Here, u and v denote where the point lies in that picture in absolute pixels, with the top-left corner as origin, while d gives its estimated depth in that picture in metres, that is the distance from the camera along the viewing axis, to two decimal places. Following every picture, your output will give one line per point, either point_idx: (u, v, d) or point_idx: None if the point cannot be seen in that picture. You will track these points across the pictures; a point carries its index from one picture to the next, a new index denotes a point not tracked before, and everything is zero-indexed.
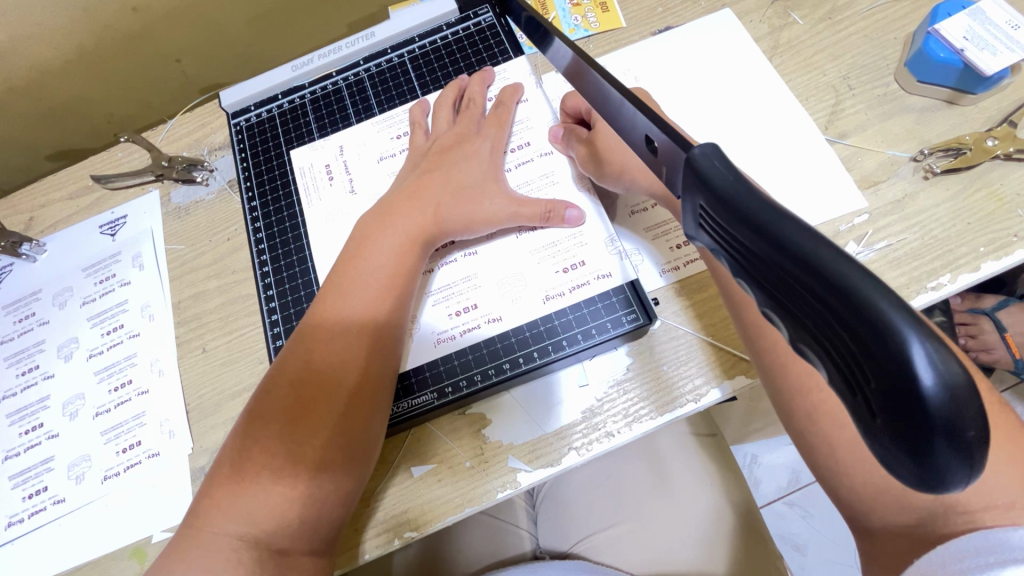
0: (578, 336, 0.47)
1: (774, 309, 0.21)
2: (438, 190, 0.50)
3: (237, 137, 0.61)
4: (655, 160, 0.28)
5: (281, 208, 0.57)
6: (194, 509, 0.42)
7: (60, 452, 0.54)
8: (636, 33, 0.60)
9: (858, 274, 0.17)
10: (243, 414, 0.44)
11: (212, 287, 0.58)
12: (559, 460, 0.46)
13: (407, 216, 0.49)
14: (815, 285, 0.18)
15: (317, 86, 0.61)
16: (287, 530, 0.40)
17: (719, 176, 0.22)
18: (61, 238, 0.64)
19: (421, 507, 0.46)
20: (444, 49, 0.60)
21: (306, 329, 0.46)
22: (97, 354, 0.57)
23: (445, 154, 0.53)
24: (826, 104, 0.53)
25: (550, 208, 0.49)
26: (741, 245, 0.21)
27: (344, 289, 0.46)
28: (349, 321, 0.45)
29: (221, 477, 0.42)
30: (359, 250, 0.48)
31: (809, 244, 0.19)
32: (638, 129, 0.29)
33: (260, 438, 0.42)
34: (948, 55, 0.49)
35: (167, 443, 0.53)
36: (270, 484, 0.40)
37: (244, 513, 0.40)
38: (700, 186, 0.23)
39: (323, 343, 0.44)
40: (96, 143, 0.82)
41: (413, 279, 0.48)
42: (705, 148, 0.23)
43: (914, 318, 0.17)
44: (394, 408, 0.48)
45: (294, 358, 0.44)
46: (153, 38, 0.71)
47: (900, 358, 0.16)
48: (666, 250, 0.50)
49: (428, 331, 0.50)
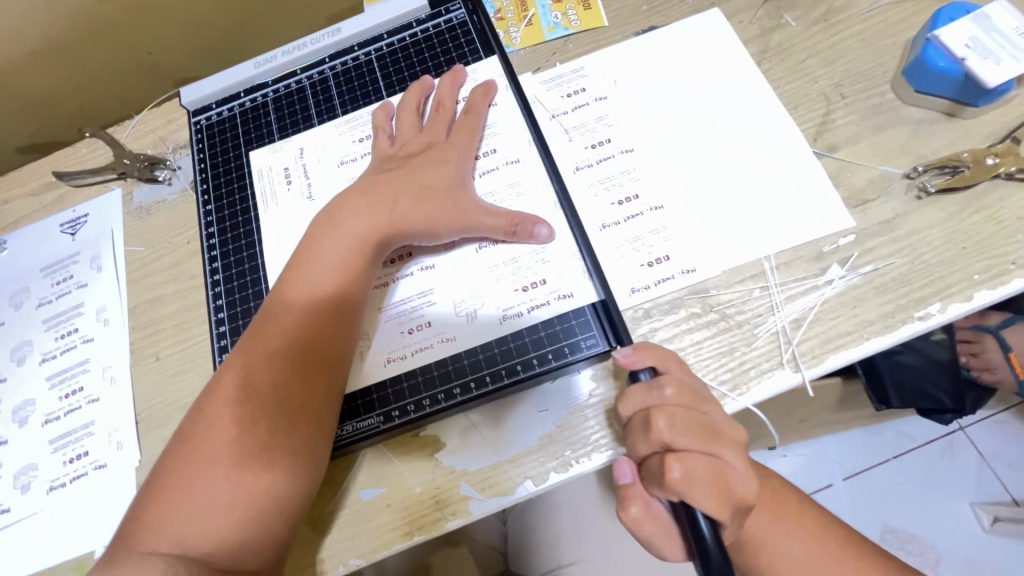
0: (534, 360, 0.45)
1: None
2: (397, 188, 0.47)
3: (197, 135, 0.58)
4: None
5: (237, 213, 0.54)
6: (123, 532, 0.39)
7: (7, 460, 0.52)
8: (617, 33, 0.56)
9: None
10: (180, 429, 0.42)
11: (168, 292, 0.56)
12: (513, 490, 0.43)
13: (360, 215, 0.46)
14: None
15: (280, 84, 0.58)
16: (230, 549, 0.38)
17: None
18: (20, 237, 0.62)
19: (368, 533, 0.44)
20: (413, 47, 0.57)
21: (254, 330, 0.44)
22: (50, 358, 0.56)
23: (408, 159, 0.49)
24: (816, 114, 0.50)
25: (516, 223, 0.46)
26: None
27: (291, 296, 0.44)
28: (297, 322, 0.43)
29: (155, 487, 0.39)
30: (307, 254, 0.45)
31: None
32: None
33: (198, 454, 0.40)
34: (947, 65, 0.45)
35: (114, 455, 0.51)
36: (210, 503, 0.38)
37: (179, 536, 0.37)
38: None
39: (265, 352, 0.42)
40: (69, 136, 0.79)
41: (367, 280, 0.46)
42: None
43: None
44: (338, 430, 0.46)
45: (239, 360, 0.42)
46: (121, 30, 0.69)
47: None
48: (636, 269, 0.47)
49: (379, 349, 0.47)
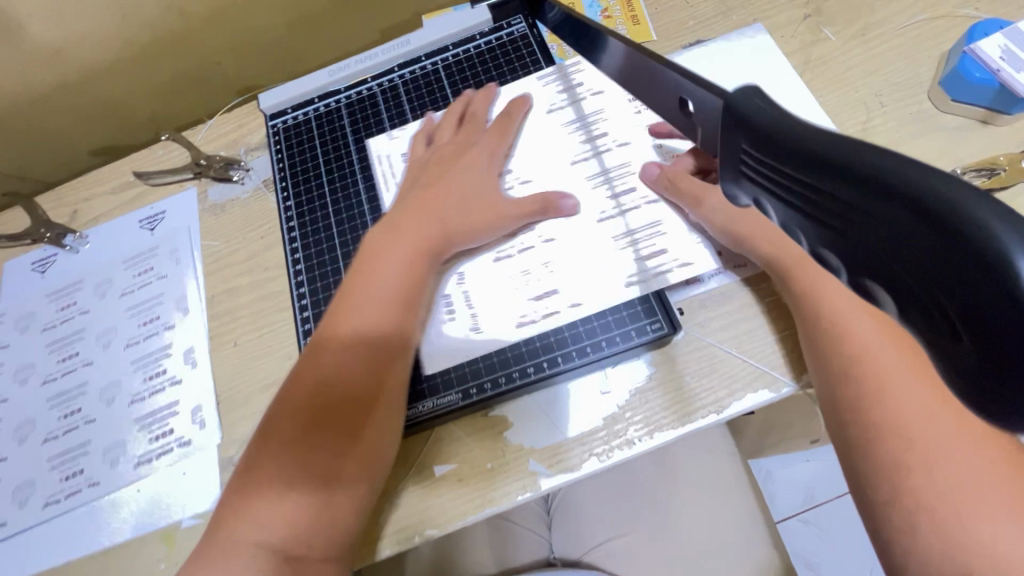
0: (603, 343, 0.48)
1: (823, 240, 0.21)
2: (441, 204, 0.51)
3: (274, 138, 0.63)
4: (690, 122, 0.28)
5: (315, 209, 0.58)
6: (217, 515, 0.43)
7: (97, 436, 0.56)
8: (666, 46, 0.60)
9: (925, 176, 0.17)
10: (262, 419, 0.46)
11: (245, 283, 0.60)
12: (579, 465, 0.46)
13: (412, 233, 0.50)
14: (877, 198, 0.18)
15: (352, 91, 0.62)
16: (302, 540, 0.41)
17: (761, 115, 0.23)
18: (102, 231, 0.67)
19: (443, 505, 0.47)
20: (477, 57, 0.61)
21: (318, 344, 0.46)
22: (134, 343, 0.60)
23: (446, 167, 0.54)
24: (858, 121, 0.53)
25: (545, 206, 0.51)
26: (788, 171, 0.22)
27: (351, 301, 0.47)
28: (357, 339, 0.46)
29: (227, 498, 0.43)
30: (365, 264, 0.49)
31: (868, 154, 0.19)
32: (670, 88, 0.29)
33: (268, 456, 0.43)
34: (984, 75, 0.49)
35: (198, 432, 0.54)
36: (282, 493, 0.42)
37: (255, 522, 0.41)
38: (744, 129, 0.23)
39: (336, 355, 0.45)
40: (135, 140, 0.84)
41: (420, 289, 0.48)
42: (746, 88, 0.24)
43: (997, 206, 0.16)
44: (420, 405, 0.49)
45: (305, 374, 0.45)
46: (196, 41, 0.74)
47: (984, 241, 0.16)
48: (630, 260, 0.50)
49: (464, 330, 0.51)
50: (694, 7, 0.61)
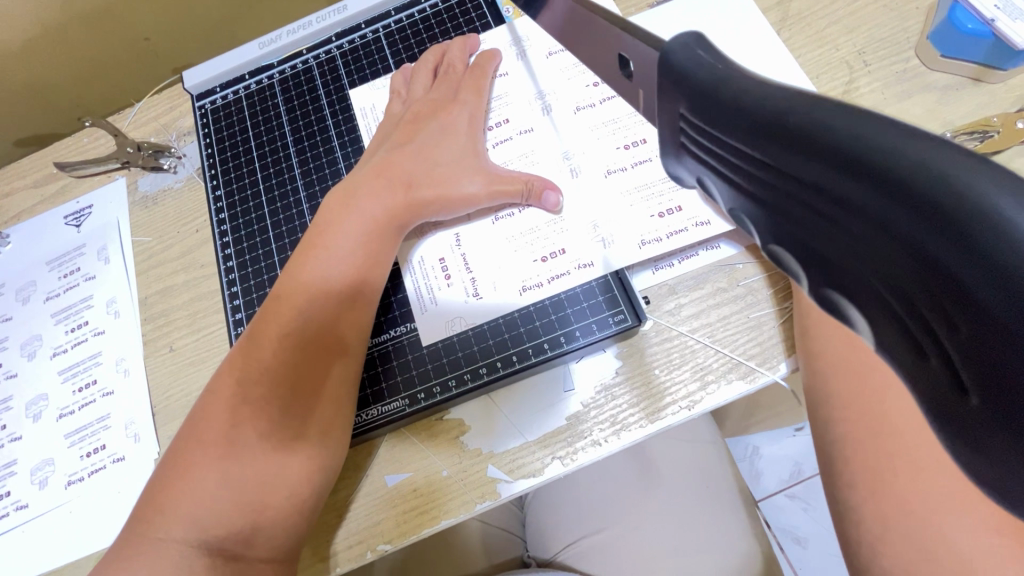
0: (561, 338, 0.44)
1: (771, 215, 0.19)
2: (406, 168, 0.46)
3: (202, 120, 0.57)
4: (629, 84, 0.24)
5: (247, 198, 0.53)
6: (148, 491, 0.39)
7: (23, 455, 0.52)
8: (631, 5, 0.55)
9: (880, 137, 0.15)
10: (210, 388, 0.41)
11: (180, 281, 0.55)
12: (541, 470, 0.42)
13: (373, 197, 0.45)
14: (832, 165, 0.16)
15: (286, 65, 0.56)
16: (241, 531, 0.37)
17: (699, 69, 0.20)
18: (24, 230, 0.61)
19: (395, 518, 0.43)
20: (422, 23, 0.55)
21: (267, 313, 0.42)
22: (61, 352, 0.55)
23: (419, 127, 0.48)
24: (839, 82, 0.48)
25: (529, 185, 0.45)
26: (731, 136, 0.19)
27: (305, 266, 0.43)
28: (311, 307, 0.41)
29: (158, 485, 0.38)
30: (324, 229, 0.44)
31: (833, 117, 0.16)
32: (609, 47, 0.25)
33: (206, 439, 0.38)
34: (976, 27, 0.44)
35: (132, 447, 0.50)
36: (226, 475, 0.37)
37: (191, 512, 0.37)
38: (683, 89, 0.20)
39: (291, 323, 0.41)
40: (61, 127, 0.77)
41: (380, 255, 0.44)
42: (685, 40, 0.21)
43: (971, 164, 0.14)
44: (364, 415, 0.45)
45: (252, 347, 0.41)
46: (120, 15, 0.67)
47: (962, 209, 0.13)
48: (645, 221, 0.45)
49: (436, 317, 0.46)
50: None
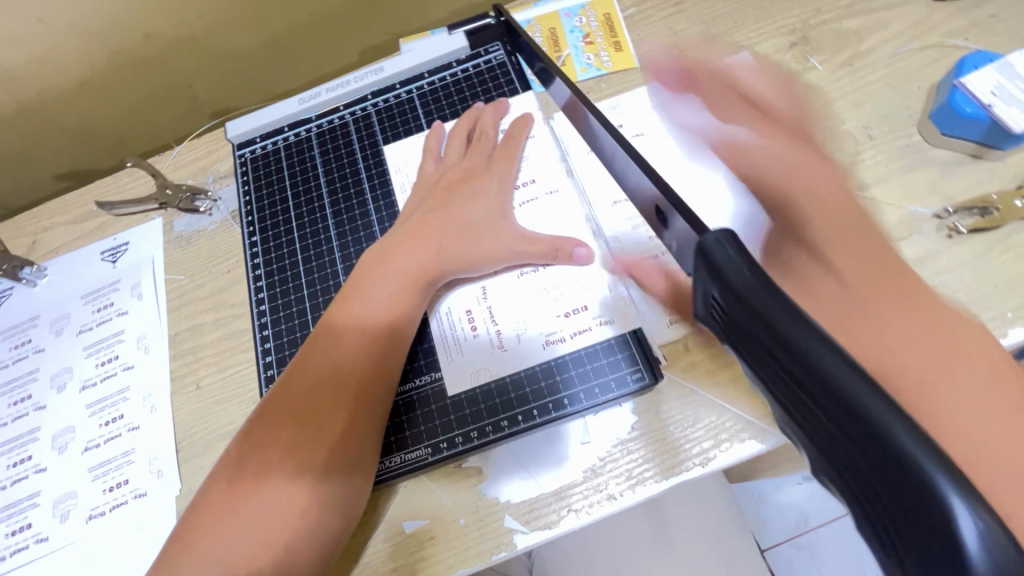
0: (581, 394, 0.46)
1: (787, 421, 0.20)
2: (440, 231, 0.49)
3: (242, 168, 0.60)
4: (664, 228, 0.27)
5: (282, 244, 0.56)
6: (180, 525, 0.40)
7: (47, 487, 0.53)
8: (650, 74, 0.58)
9: (883, 408, 0.16)
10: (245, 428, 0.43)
11: (209, 320, 0.57)
12: (558, 522, 0.43)
13: (408, 252, 0.48)
14: (841, 414, 0.17)
15: (324, 120, 0.60)
16: (266, 571, 0.38)
17: (733, 268, 0.21)
18: (61, 264, 0.63)
19: (411, 566, 0.44)
20: (454, 86, 0.59)
21: (303, 360, 0.44)
22: (90, 386, 0.56)
23: (452, 190, 0.51)
24: (846, 154, 0.51)
25: (556, 246, 0.48)
26: (751, 347, 0.20)
27: (343, 318, 0.45)
28: (343, 361, 0.43)
29: (192, 519, 0.40)
30: (362, 282, 0.47)
31: (851, 383, 0.17)
32: (647, 194, 0.28)
33: (239, 478, 0.40)
34: (974, 110, 0.47)
35: (155, 483, 0.51)
36: (259, 516, 0.39)
37: (217, 556, 0.38)
38: (714, 275, 0.21)
39: (325, 372, 0.43)
40: (105, 164, 0.81)
41: (412, 306, 0.46)
42: (719, 235, 0.22)
43: (950, 465, 0.16)
44: (387, 462, 0.46)
45: (286, 392, 0.43)
46: (166, 65, 0.71)
47: (941, 519, 0.15)
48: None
49: (462, 367, 0.48)
50: (679, 34, 0.59)
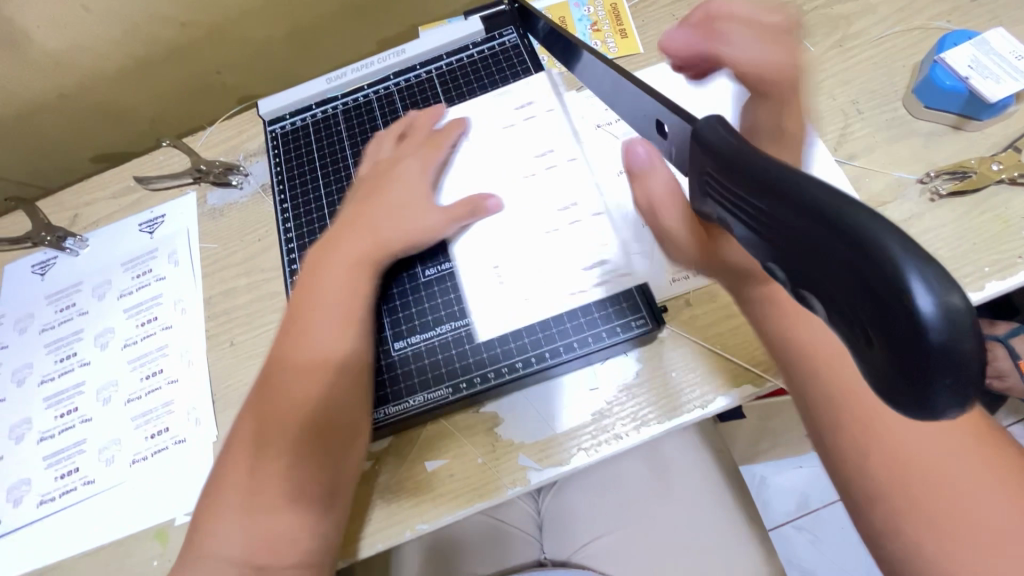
0: (589, 339, 0.49)
1: (772, 258, 0.25)
2: (384, 225, 0.53)
3: (273, 143, 0.64)
4: None
5: (312, 212, 0.60)
6: (195, 524, 0.45)
7: (92, 435, 0.57)
8: (652, 57, 0.63)
9: (834, 201, 0.21)
10: (232, 442, 0.47)
11: (242, 284, 0.61)
12: (568, 459, 0.47)
13: (353, 257, 0.51)
14: (808, 220, 0.21)
15: (349, 98, 0.64)
16: (270, 549, 0.43)
17: (723, 141, 0.27)
18: (102, 234, 0.68)
19: (431, 499, 0.48)
20: (470, 66, 0.63)
21: (266, 377, 0.48)
22: (132, 344, 0.61)
23: (394, 180, 0.55)
24: (836, 127, 0.55)
25: (552, 181, 0.53)
26: (747, 197, 0.25)
27: (296, 332, 0.49)
28: (299, 372, 0.47)
29: (204, 519, 0.45)
30: (310, 293, 0.50)
31: (810, 189, 0.22)
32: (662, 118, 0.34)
33: (238, 481, 0.45)
34: (954, 83, 0.51)
35: (193, 430, 0.55)
36: (250, 508, 0.43)
37: (235, 543, 0.43)
38: (711, 150, 0.28)
39: (291, 385, 0.46)
40: (138, 148, 0.86)
41: (359, 311, 0.49)
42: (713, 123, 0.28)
43: (904, 236, 0.19)
44: (410, 400, 0.50)
45: (252, 411, 0.47)
46: (199, 52, 0.76)
47: (897, 288, 0.18)
48: (669, 257, 0.51)
49: (481, 316, 0.52)
50: (680, 20, 0.63)
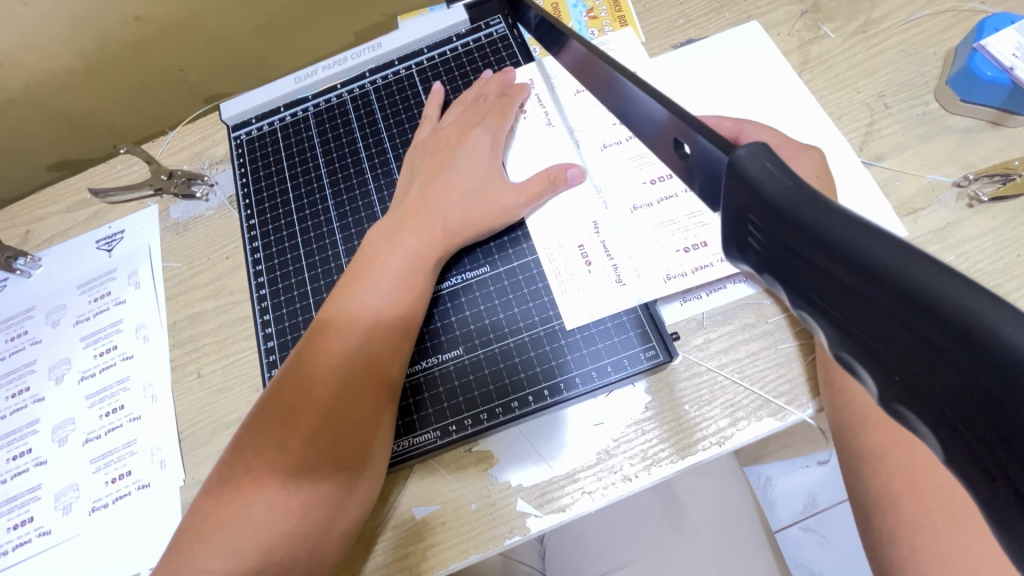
0: (593, 373, 0.44)
1: (851, 357, 0.18)
2: (443, 202, 0.47)
3: (238, 151, 0.59)
4: (686, 166, 0.26)
5: (281, 228, 0.54)
6: (187, 521, 0.39)
7: (48, 480, 0.52)
8: (657, 46, 0.56)
9: (998, 320, 0.13)
10: (249, 420, 0.41)
11: (209, 308, 0.56)
12: (572, 505, 0.42)
13: (417, 232, 0.46)
14: (947, 346, 0.14)
15: (320, 99, 0.58)
16: (284, 551, 0.37)
17: (774, 183, 0.18)
18: (56, 254, 0.62)
19: (422, 552, 0.43)
20: (454, 61, 0.57)
21: (302, 351, 0.42)
22: (89, 376, 0.55)
23: (450, 154, 0.50)
24: (861, 123, 0.50)
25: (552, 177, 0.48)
26: (813, 278, 0.18)
27: (342, 304, 0.44)
28: (347, 348, 0.42)
29: (192, 519, 0.39)
30: (367, 262, 0.45)
31: (939, 284, 0.14)
32: (667, 128, 0.27)
33: (246, 470, 0.39)
34: (995, 74, 0.46)
35: (157, 474, 0.50)
36: (270, 502, 0.37)
37: (224, 557, 0.36)
38: (750, 192, 0.19)
39: (331, 364, 0.41)
40: (98, 153, 0.80)
41: (413, 293, 0.45)
42: (752, 148, 0.19)
43: None
44: (394, 446, 0.45)
45: (286, 385, 0.41)
46: (158, 49, 0.69)
47: None
48: (670, 259, 0.46)
49: (470, 349, 0.47)
50: (686, 5, 0.57)
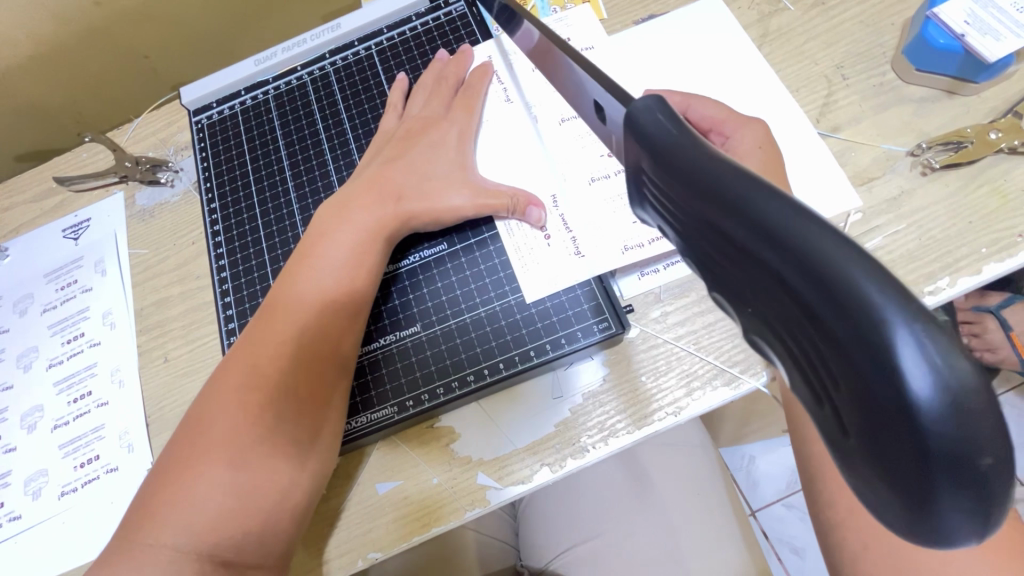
0: (547, 346, 0.45)
1: (724, 296, 0.19)
2: (397, 184, 0.48)
3: (199, 135, 0.58)
4: (604, 129, 0.25)
5: (241, 211, 0.54)
6: (138, 499, 0.39)
7: (17, 466, 0.52)
8: (617, 22, 0.56)
9: (826, 241, 0.14)
10: (201, 396, 0.41)
11: (175, 294, 0.56)
12: (531, 476, 0.43)
13: (369, 210, 0.46)
14: (785, 268, 0.15)
15: (281, 81, 0.58)
16: (231, 522, 0.37)
17: (659, 130, 0.19)
18: (23, 243, 0.62)
19: (384, 526, 0.44)
20: (414, 41, 0.57)
21: (255, 328, 0.43)
22: (57, 364, 0.55)
23: (410, 140, 0.50)
24: (818, 95, 0.50)
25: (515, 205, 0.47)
26: (686, 218, 0.18)
27: (294, 281, 0.44)
28: (298, 324, 0.42)
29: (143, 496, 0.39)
30: (319, 240, 0.46)
31: (777, 211, 0.15)
32: (585, 94, 0.26)
33: (195, 445, 0.39)
34: (948, 41, 0.45)
35: (125, 457, 0.50)
36: (219, 476, 0.37)
37: (171, 532, 0.36)
38: (640, 142, 0.20)
39: (282, 338, 0.41)
40: (66, 143, 0.79)
41: (364, 270, 0.45)
42: (648, 100, 0.20)
43: (903, 291, 0.14)
44: (352, 422, 0.45)
45: (238, 361, 0.41)
46: (120, 35, 0.69)
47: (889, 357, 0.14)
48: (627, 234, 0.46)
49: (428, 325, 0.47)
50: None
